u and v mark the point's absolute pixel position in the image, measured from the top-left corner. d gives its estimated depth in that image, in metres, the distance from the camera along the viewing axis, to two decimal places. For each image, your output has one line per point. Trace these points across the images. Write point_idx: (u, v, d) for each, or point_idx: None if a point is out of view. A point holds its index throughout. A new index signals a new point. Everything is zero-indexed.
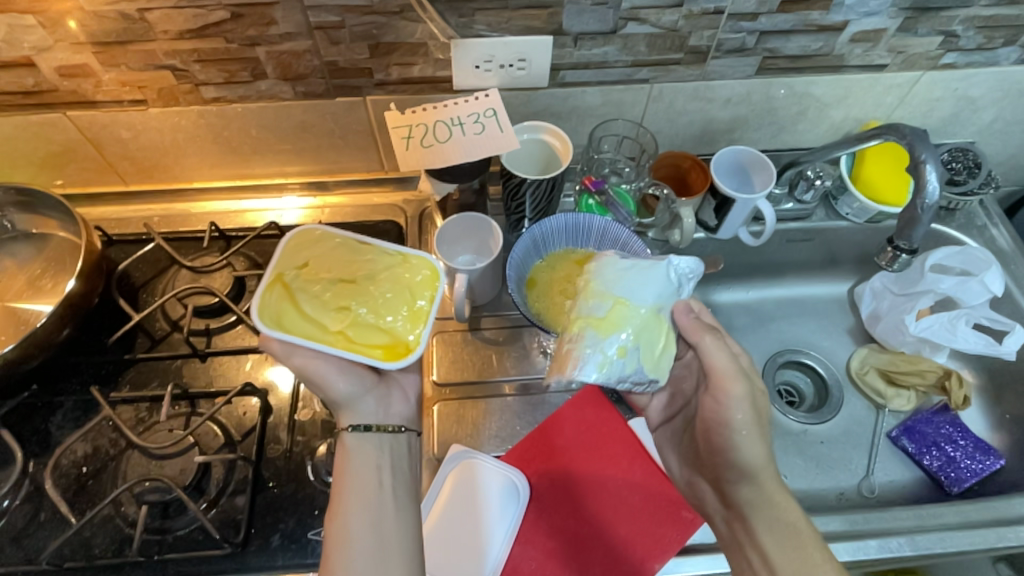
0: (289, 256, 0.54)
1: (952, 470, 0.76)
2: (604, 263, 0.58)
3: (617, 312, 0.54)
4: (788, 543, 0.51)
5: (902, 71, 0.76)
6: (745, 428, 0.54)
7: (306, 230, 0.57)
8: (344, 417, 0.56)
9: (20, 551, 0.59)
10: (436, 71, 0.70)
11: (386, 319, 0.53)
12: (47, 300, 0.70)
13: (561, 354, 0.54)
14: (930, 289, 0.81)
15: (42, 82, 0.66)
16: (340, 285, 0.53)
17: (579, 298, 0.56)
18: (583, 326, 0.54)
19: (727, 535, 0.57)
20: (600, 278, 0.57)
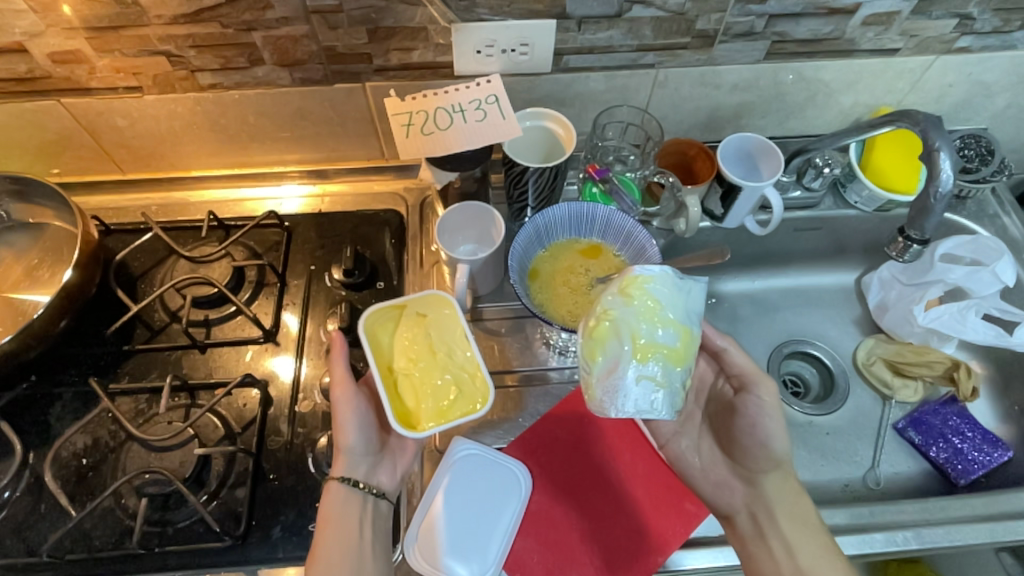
0: (421, 299, 0.61)
1: (959, 462, 0.75)
2: (639, 279, 0.53)
3: (686, 342, 0.53)
4: (808, 529, 0.58)
5: (915, 55, 0.74)
6: (779, 425, 0.60)
7: (443, 295, 0.61)
8: (339, 465, 0.59)
9: (21, 543, 0.59)
10: (437, 56, 0.68)
11: (426, 400, 0.57)
12: (45, 291, 0.69)
13: (627, 386, 0.50)
14: (940, 279, 0.80)
15: (35, 68, 0.65)
16: (424, 349, 0.59)
17: (640, 319, 0.52)
18: (655, 356, 0.51)
19: (746, 529, 0.60)
20: (643, 298, 0.52)
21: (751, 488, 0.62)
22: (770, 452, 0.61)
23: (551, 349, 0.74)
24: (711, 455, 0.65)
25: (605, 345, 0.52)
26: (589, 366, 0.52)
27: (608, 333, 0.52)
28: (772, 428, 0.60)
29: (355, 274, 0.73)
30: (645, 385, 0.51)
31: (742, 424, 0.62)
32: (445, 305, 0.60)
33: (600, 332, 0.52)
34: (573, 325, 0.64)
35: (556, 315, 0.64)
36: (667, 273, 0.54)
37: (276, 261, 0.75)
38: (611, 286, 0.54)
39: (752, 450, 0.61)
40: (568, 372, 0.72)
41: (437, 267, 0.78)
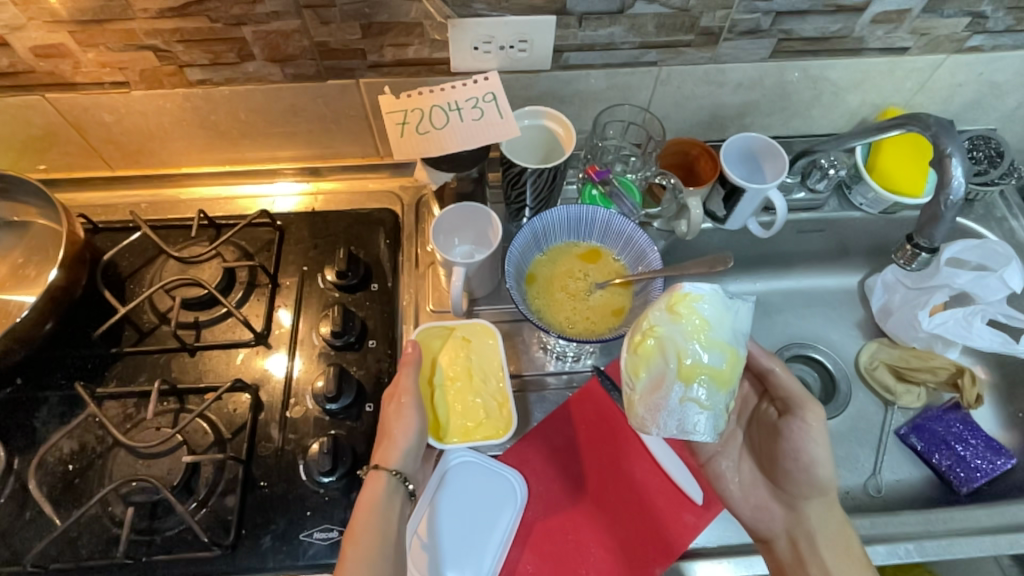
0: (468, 327, 0.67)
1: (962, 469, 0.74)
2: (689, 298, 0.52)
3: (732, 364, 0.52)
4: (850, 559, 0.57)
5: (924, 54, 0.72)
6: (825, 452, 0.60)
7: (487, 325, 0.68)
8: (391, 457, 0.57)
9: (7, 550, 0.58)
10: (433, 52, 0.66)
11: (455, 418, 0.62)
12: (31, 291, 0.68)
13: (672, 406, 0.51)
14: (945, 284, 0.78)
15: (17, 62, 0.63)
16: (463, 371, 0.64)
17: (688, 339, 0.51)
18: (700, 377, 0.51)
19: (785, 555, 0.60)
20: (691, 319, 0.52)
21: (793, 513, 0.62)
22: (814, 478, 0.60)
23: (548, 353, 0.72)
24: (752, 477, 0.65)
25: (651, 361, 0.52)
26: (633, 382, 0.52)
27: (653, 350, 0.52)
28: (816, 455, 0.60)
29: (349, 276, 0.71)
30: (688, 405, 0.51)
31: (785, 449, 0.62)
32: (489, 335, 0.66)
33: (645, 349, 0.52)
34: (570, 332, 0.62)
35: (555, 322, 0.63)
36: (717, 292, 0.53)
37: (268, 261, 0.73)
38: (658, 301, 0.54)
39: (796, 474, 0.61)
40: (565, 377, 0.71)
41: (432, 268, 0.77)
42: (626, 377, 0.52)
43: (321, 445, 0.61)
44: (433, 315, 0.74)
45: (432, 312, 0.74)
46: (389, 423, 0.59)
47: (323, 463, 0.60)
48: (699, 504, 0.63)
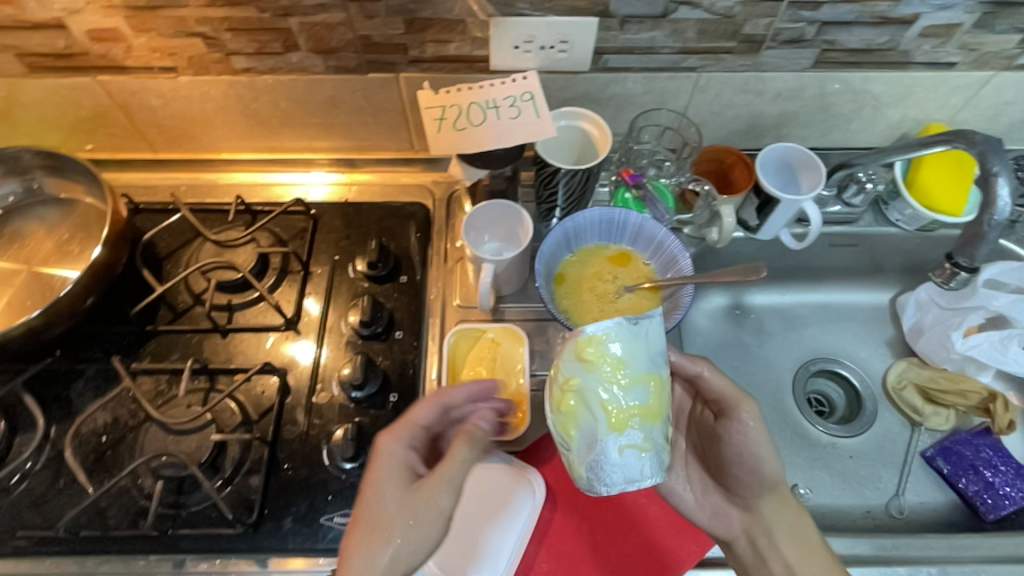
0: (498, 332, 0.70)
1: (989, 496, 0.71)
2: (593, 340, 0.47)
3: (656, 393, 0.48)
4: (810, 550, 0.57)
5: (972, 71, 0.71)
6: (768, 448, 0.59)
7: (514, 328, 0.70)
8: (367, 560, 0.49)
9: (39, 516, 0.60)
10: (473, 50, 0.67)
11: None
12: (72, 266, 0.69)
13: (611, 460, 0.46)
14: (981, 305, 0.77)
15: (73, 45, 0.65)
16: (488, 370, 0.67)
17: (606, 384, 0.47)
18: (630, 421, 0.47)
19: (745, 555, 0.59)
20: (609, 361, 0.47)
21: (749, 513, 0.60)
22: (761, 474, 0.59)
23: None
24: (702, 483, 0.64)
25: (579, 419, 0.47)
26: (566, 443, 0.47)
27: (577, 406, 0.47)
28: (760, 451, 0.59)
29: (379, 266, 0.72)
30: (630, 454, 0.46)
31: (729, 449, 0.60)
32: (519, 339, 0.69)
33: (569, 407, 0.47)
34: None
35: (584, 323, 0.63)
36: (620, 323, 0.47)
37: (301, 248, 0.75)
38: (564, 350, 0.48)
39: (743, 473, 0.60)
40: None
41: (461, 264, 0.77)
42: (558, 438, 0.48)
43: (347, 431, 0.62)
44: (458, 310, 0.75)
45: (457, 307, 0.75)
46: (390, 501, 0.52)
47: (348, 449, 0.61)
48: None
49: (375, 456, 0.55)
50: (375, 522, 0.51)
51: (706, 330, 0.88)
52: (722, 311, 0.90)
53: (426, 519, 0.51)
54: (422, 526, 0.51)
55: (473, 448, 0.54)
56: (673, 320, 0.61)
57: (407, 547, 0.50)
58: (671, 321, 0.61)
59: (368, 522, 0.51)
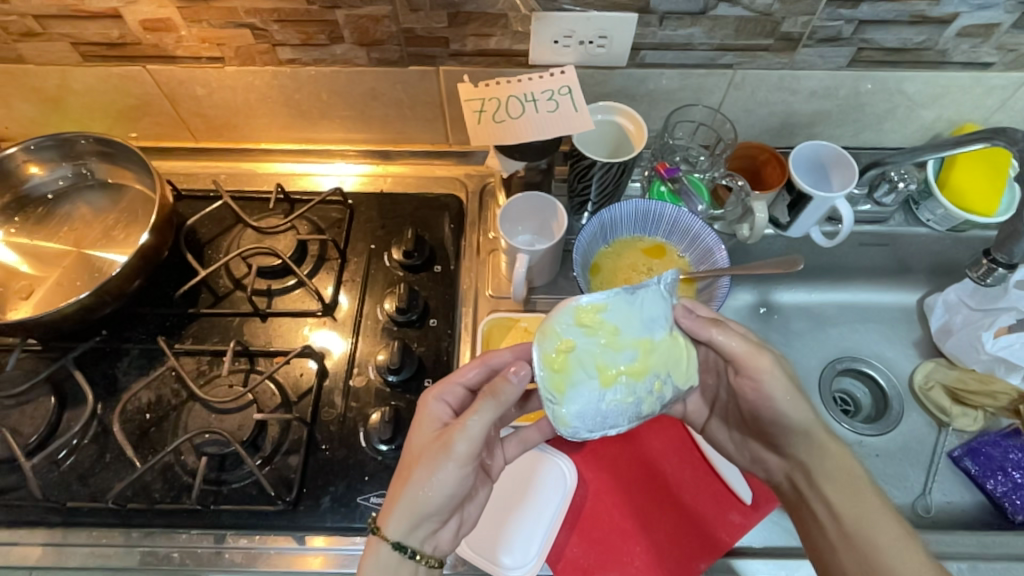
0: (532, 320, 0.72)
1: (1018, 497, 0.72)
2: (586, 306, 0.49)
3: (647, 354, 0.51)
4: (853, 491, 0.53)
5: (1008, 71, 0.71)
6: (788, 393, 0.54)
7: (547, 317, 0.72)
8: (391, 511, 0.51)
9: (86, 489, 0.62)
10: (513, 44, 0.68)
11: None
12: (118, 250, 0.71)
13: (598, 412, 0.50)
14: (1012, 306, 0.77)
15: (127, 34, 0.67)
16: None
17: (600, 346, 0.50)
18: (618, 378, 0.50)
19: (793, 496, 0.57)
20: (606, 326, 0.50)
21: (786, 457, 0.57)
22: (786, 423, 0.54)
23: None
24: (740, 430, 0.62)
25: (571, 376, 0.49)
26: (556, 399, 0.49)
27: (571, 364, 0.49)
28: (778, 399, 0.54)
29: (414, 256, 0.74)
30: (613, 407, 0.50)
31: (747, 402, 0.56)
32: None
33: (563, 366, 0.49)
34: None
35: None
36: (618, 292, 0.50)
37: (338, 237, 0.76)
38: (560, 313, 0.49)
39: (766, 424, 0.56)
40: None
41: (493, 255, 0.79)
42: (548, 395, 0.49)
43: (384, 414, 0.64)
44: (491, 300, 0.76)
45: (489, 297, 0.76)
46: (419, 447, 0.53)
47: (385, 431, 0.63)
48: (747, 504, 0.63)
49: (419, 413, 0.55)
50: (405, 467, 0.53)
51: None
52: (748, 309, 0.90)
53: (439, 463, 0.50)
54: (436, 468, 0.50)
55: (494, 405, 0.49)
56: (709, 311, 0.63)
57: (422, 491, 0.50)
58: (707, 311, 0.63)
59: (402, 467, 0.53)
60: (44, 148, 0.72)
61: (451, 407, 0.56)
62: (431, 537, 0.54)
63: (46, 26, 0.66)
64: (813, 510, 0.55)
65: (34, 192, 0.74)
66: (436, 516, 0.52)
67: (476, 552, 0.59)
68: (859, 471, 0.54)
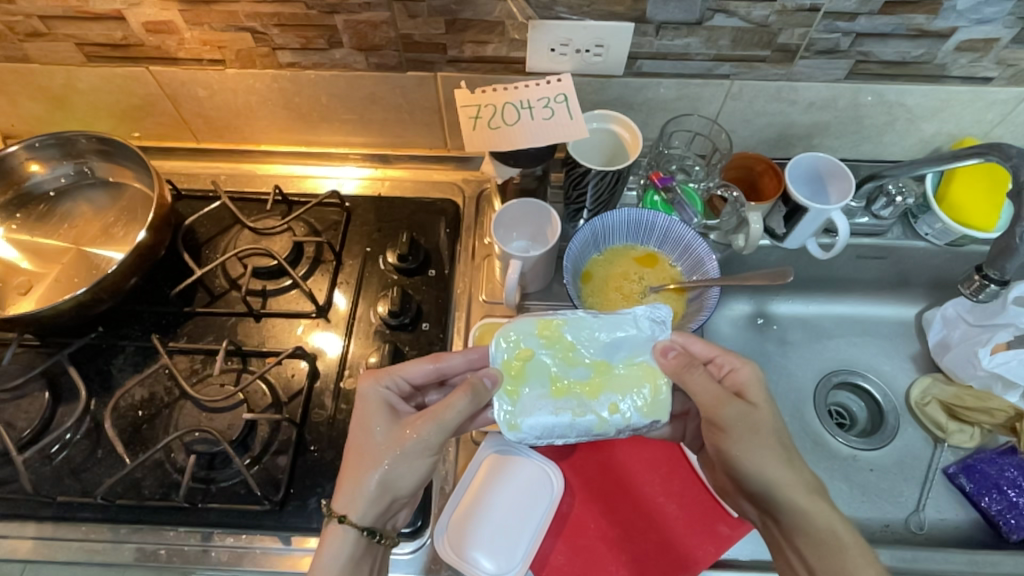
0: None
1: (1013, 516, 0.70)
2: (553, 322, 0.56)
3: (603, 374, 0.54)
4: (831, 554, 0.50)
5: (1008, 86, 0.71)
6: (751, 452, 0.52)
7: None
8: (354, 498, 0.52)
9: (77, 484, 0.63)
10: (510, 51, 0.68)
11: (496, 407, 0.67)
12: (117, 248, 0.72)
13: (546, 419, 0.53)
14: (1010, 322, 0.76)
15: (130, 36, 0.68)
16: None
17: (556, 359, 0.55)
18: (570, 390, 0.54)
19: (772, 543, 0.56)
20: (566, 342, 0.55)
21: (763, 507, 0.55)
22: (752, 481, 0.53)
23: None
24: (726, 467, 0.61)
25: (526, 382, 0.54)
26: (508, 403, 0.53)
27: (527, 371, 0.54)
28: (737, 455, 0.53)
29: (409, 259, 0.74)
30: (562, 417, 0.53)
31: (717, 454, 0.56)
32: None
33: (519, 370, 0.54)
34: None
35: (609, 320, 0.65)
36: (582, 315, 0.56)
37: (334, 239, 0.77)
38: (529, 323, 0.56)
39: (736, 476, 0.55)
40: None
41: (488, 260, 0.79)
42: (501, 399, 0.53)
43: None
44: (484, 306, 0.76)
45: (483, 303, 0.76)
46: (382, 435, 0.54)
47: None
48: (735, 516, 0.63)
49: (358, 400, 0.57)
50: (365, 454, 0.53)
51: (728, 337, 0.88)
52: (745, 319, 0.90)
53: (411, 452, 0.52)
54: (406, 457, 0.52)
55: (474, 403, 0.51)
56: (697, 321, 0.63)
57: (392, 477, 0.52)
58: (696, 321, 0.63)
59: (359, 453, 0.54)
60: (47, 146, 0.73)
61: (394, 393, 0.58)
62: (391, 518, 0.56)
63: (51, 27, 0.67)
64: (792, 565, 0.53)
65: (36, 189, 0.75)
66: (401, 499, 0.54)
67: (458, 554, 0.59)
68: (840, 532, 0.51)
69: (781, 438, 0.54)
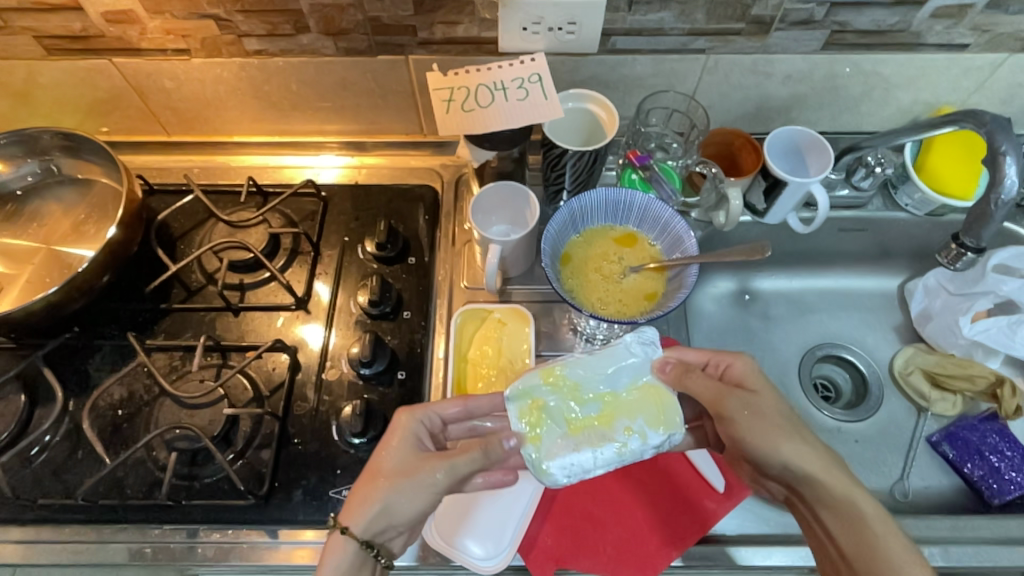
0: (505, 311, 0.71)
1: (995, 480, 0.71)
2: (566, 367, 0.55)
3: (614, 405, 0.54)
4: (855, 523, 0.52)
5: (984, 52, 0.71)
6: (765, 440, 0.52)
7: (519, 309, 0.71)
8: (359, 513, 0.51)
9: (59, 484, 0.62)
10: (482, 31, 0.67)
11: (483, 386, 0.67)
12: (89, 245, 0.71)
13: (574, 459, 0.51)
14: (991, 290, 0.77)
15: (89, 27, 0.66)
16: (495, 349, 0.69)
17: (567, 400, 0.53)
18: (587, 427, 0.53)
19: (801, 515, 0.57)
20: (575, 380, 0.54)
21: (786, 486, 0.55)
22: (770, 466, 0.54)
23: (578, 335, 0.73)
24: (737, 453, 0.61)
25: (545, 429, 0.52)
26: (531, 451, 0.52)
27: (542, 418, 0.53)
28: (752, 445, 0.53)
29: (387, 248, 0.73)
30: (587, 454, 0.52)
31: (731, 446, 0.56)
32: (523, 319, 0.70)
33: (534, 418, 0.53)
34: (602, 313, 0.64)
35: (587, 302, 0.65)
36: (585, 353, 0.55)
37: (311, 230, 0.76)
38: (534, 373, 0.55)
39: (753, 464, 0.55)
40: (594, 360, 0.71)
41: (468, 246, 0.78)
42: (528, 450, 0.52)
43: (358, 408, 0.63)
44: (466, 291, 0.75)
45: (465, 289, 0.76)
46: (402, 461, 0.53)
47: (358, 425, 0.62)
48: (720, 492, 0.63)
49: (392, 430, 0.56)
50: (379, 475, 0.53)
51: (712, 314, 0.88)
52: (729, 296, 0.90)
53: (421, 483, 0.51)
54: (411, 486, 0.51)
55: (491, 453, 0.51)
56: (676, 298, 0.62)
57: (393, 501, 0.51)
58: (675, 298, 0.62)
59: (375, 473, 0.53)
60: (10, 144, 0.72)
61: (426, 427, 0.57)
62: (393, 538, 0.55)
63: (7, 19, 0.65)
64: (818, 532, 0.55)
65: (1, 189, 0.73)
66: (402, 529, 0.53)
67: (445, 542, 0.59)
68: (860, 501, 0.52)
69: (791, 420, 0.54)
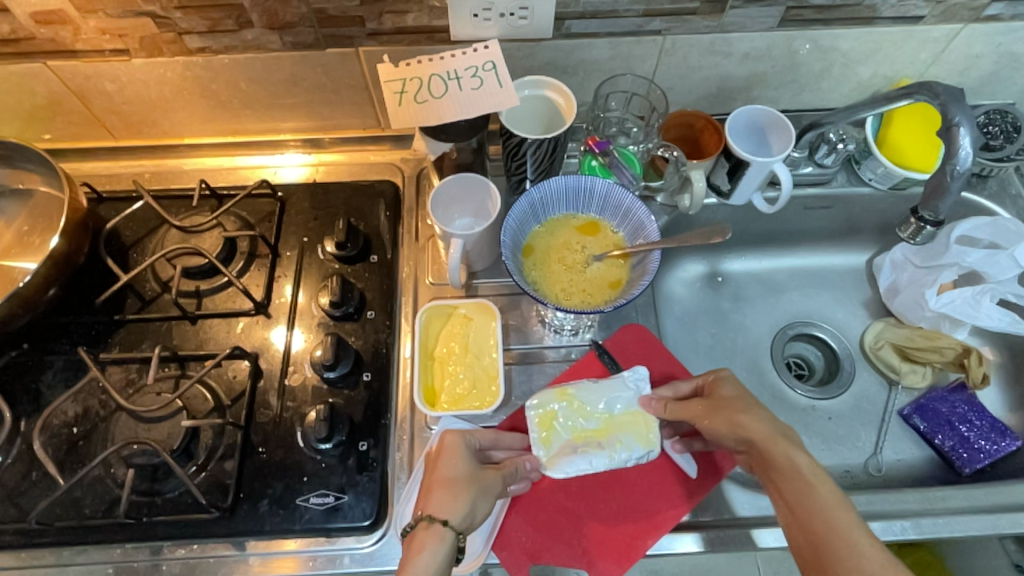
0: (472, 306, 0.69)
1: (965, 450, 0.72)
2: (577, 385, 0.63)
3: (612, 424, 0.62)
4: (796, 483, 0.50)
5: (940, 24, 0.70)
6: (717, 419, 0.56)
7: (485, 303, 0.69)
8: (447, 507, 0.52)
9: (13, 509, 0.60)
10: (432, 19, 0.65)
11: (450, 384, 0.65)
12: (34, 258, 0.68)
13: (571, 462, 0.60)
14: (955, 262, 0.76)
15: (18, 29, 0.63)
16: (460, 345, 0.67)
17: (574, 415, 0.62)
18: (586, 438, 0.61)
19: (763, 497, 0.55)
20: (582, 399, 0.62)
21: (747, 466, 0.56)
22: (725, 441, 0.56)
23: (546, 327, 0.72)
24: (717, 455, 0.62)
25: (552, 434, 0.61)
26: (540, 450, 0.60)
27: (551, 426, 0.61)
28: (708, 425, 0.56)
29: (348, 246, 0.71)
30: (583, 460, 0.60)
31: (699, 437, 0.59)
32: (490, 314, 0.69)
33: (544, 423, 0.61)
34: (567, 304, 0.63)
35: (551, 293, 0.64)
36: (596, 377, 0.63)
37: (268, 232, 0.74)
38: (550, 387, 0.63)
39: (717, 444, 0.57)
40: (564, 351, 0.71)
41: (432, 241, 0.77)
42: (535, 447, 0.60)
43: (321, 412, 0.61)
44: (432, 288, 0.74)
45: (430, 285, 0.74)
46: (469, 468, 0.55)
47: (321, 430, 0.60)
48: (693, 478, 0.63)
49: (442, 449, 0.56)
50: (452, 479, 0.54)
51: (683, 298, 0.88)
52: (700, 279, 0.89)
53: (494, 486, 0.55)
54: (490, 488, 0.55)
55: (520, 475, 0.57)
56: (637, 285, 0.61)
57: (480, 502, 0.54)
58: (638, 286, 0.61)
59: (449, 479, 0.54)
60: None
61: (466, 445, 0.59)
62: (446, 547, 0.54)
63: None
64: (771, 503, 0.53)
65: None
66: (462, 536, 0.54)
67: None
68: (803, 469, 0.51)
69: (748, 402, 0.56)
